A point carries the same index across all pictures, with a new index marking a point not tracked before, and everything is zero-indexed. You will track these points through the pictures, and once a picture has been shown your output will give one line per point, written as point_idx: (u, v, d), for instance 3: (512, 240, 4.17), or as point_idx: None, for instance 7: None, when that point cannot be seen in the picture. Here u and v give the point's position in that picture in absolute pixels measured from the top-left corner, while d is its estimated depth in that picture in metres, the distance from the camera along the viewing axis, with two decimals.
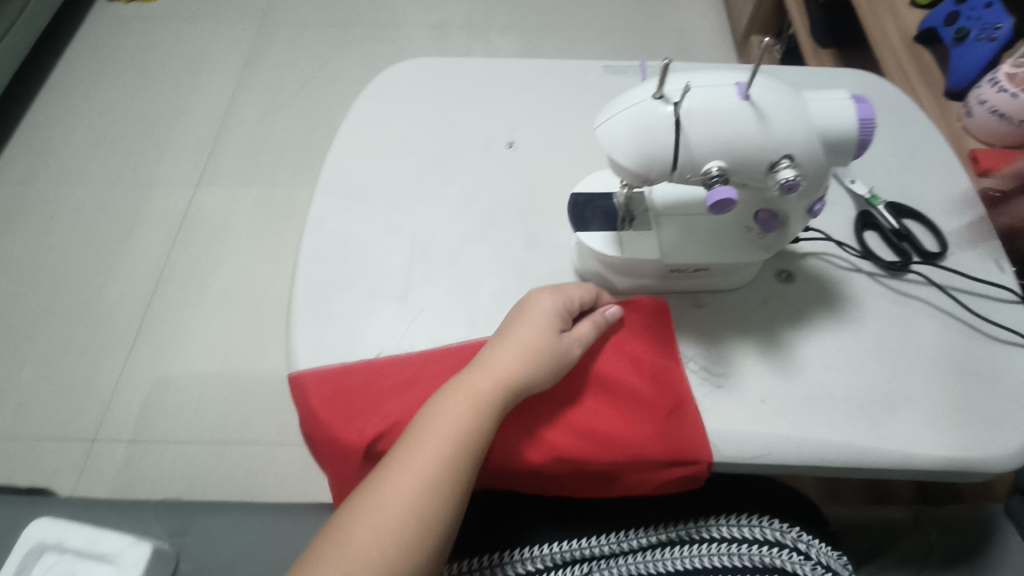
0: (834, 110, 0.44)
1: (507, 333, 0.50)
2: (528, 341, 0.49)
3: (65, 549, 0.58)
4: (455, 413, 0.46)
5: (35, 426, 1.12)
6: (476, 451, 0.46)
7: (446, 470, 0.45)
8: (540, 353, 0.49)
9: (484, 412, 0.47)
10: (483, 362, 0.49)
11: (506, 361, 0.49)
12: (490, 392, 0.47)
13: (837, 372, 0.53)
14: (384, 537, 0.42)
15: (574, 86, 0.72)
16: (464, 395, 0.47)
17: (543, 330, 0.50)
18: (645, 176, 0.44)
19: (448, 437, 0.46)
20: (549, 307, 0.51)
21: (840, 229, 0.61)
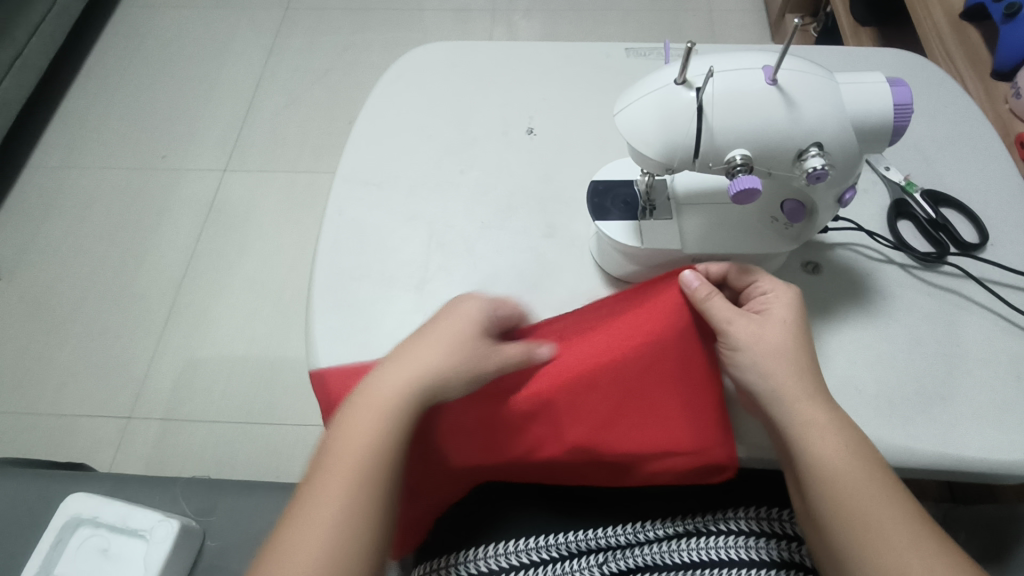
0: (868, 94, 0.41)
1: (411, 351, 0.48)
2: (432, 349, 0.47)
3: (100, 522, 0.61)
4: (368, 436, 0.45)
5: (74, 404, 1.17)
6: (382, 465, 0.44)
7: (362, 496, 0.43)
8: (444, 360, 0.47)
9: (388, 425, 0.45)
10: (389, 380, 0.47)
11: (412, 379, 0.46)
12: (400, 411, 0.45)
13: (864, 367, 0.51)
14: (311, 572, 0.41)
15: (596, 71, 0.70)
16: (366, 407, 0.46)
17: (446, 338, 0.48)
18: (666, 165, 0.43)
19: (360, 458, 0.44)
20: (460, 322, 0.48)
21: (872, 219, 0.59)
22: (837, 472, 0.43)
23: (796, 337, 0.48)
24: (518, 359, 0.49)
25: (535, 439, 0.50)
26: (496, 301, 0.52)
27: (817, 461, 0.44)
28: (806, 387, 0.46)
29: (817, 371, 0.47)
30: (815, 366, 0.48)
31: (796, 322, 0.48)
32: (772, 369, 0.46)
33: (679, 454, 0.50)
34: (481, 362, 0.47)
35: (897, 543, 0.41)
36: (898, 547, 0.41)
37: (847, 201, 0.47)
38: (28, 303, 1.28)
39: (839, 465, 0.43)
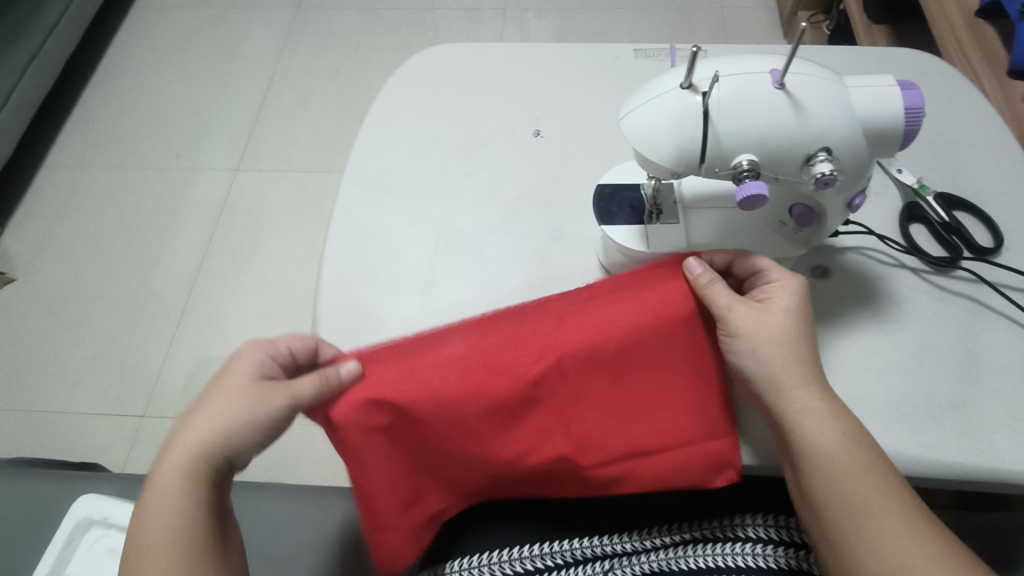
0: (878, 98, 0.41)
1: (195, 413, 0.46)
2: (221, 398, 0.45)
3: (110, 523, 0.63)
4: (175, 504, 0.43)
5: (88, 403, 1.18)
6: (198, 519, 0.44)
7: (186, 567, 0.42)
8: (233, 408, 0.45)
9: (193, 480, 0.44)
10: (176, 448, 0.45)
11: (195, 441, 0.44)
12: (196, 471, 0.44)
13: (874, 374, 0.50)
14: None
15: (605, 72, 0.69)
16: (172, 467, 0.44)
17: (236, 382, 0.46)
18: (672, 170, 0.43)
19: (175, 524, 0.43)
20: (240, 372, 0.47)
21: (884, 223, 0.58)
22: (834, 460, 0.43)
23: (798, 327, 0.47)
24: (320, 395, 0.45)
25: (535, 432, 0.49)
26: (290, 339, 0.49)
27: (814, 448, 0.44)
28: (803, 374, 0.45)
29: (817, 361, 0.47)
30: (815, 355, 0.47)
31: (800, 312, 0.47)
32: (770, 359, 0.46)
33: (682, 450, 0.49)
34: (271, 408, 0.45)
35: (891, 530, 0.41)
36: (891, 534, 0.41)
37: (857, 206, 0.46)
38: (44, 302, 1.30)
39: (834, 454, 0.43)
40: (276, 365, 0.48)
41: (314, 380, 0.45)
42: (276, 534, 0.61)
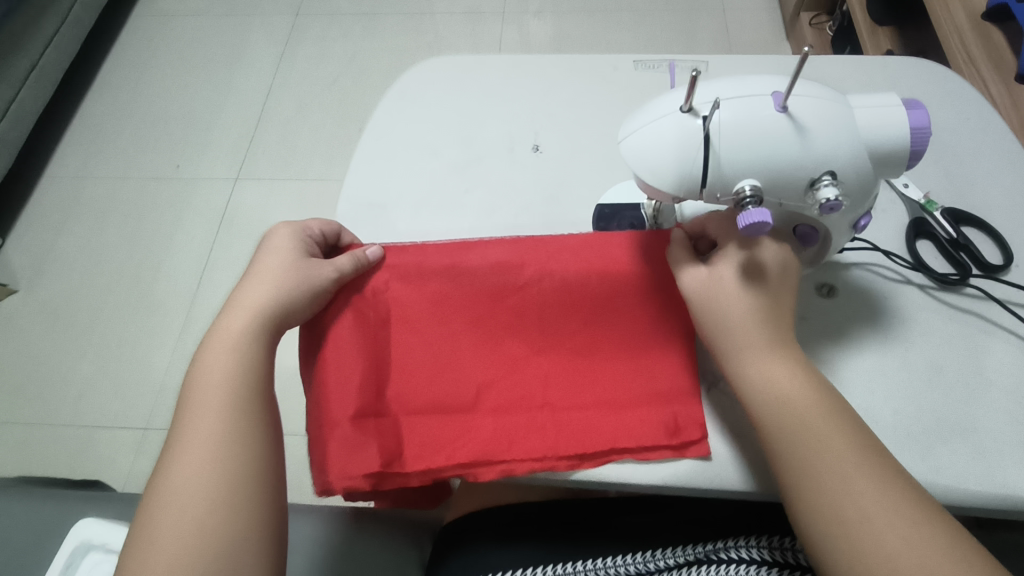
0: (883, 119, 0.40)
1: (247, 282, 0.53)
2: (271, 270, 0.53)
3: (111, 548, 0.62)
4: (219, 369, 0.49)
5: (91, 416, 1.18)
6: (242, 390, 0.48)
7: (224, 427, 0.47)
8: (281, 279, 0.52)
9: (242, 350, 0.50)
10: (233, 309, 0.52)
11: (251, 301, 0.51)
12: (244, 334, 0.50)
13: (881, 397, 0.49)
14: (190, 508, 0.44)
15: (605, 84, 0.68)
16: (225, 340, 0.50)
17: (281, 257, 0.54)
18: (672, 195, 0.42)
19: (219, 389, 0.48)
20: (284, 245, 0.55)
21: (890, 238, 0.57)
22: (795, 410, 0.42)
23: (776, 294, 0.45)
24: (356, 269, 0.55)
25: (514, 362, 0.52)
26: (316, 222, 0.58)
27: (773, 401, 0.43)
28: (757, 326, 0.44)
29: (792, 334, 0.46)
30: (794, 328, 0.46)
31: (782, 279, 0.46)
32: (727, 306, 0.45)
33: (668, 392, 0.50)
34: (312, 274, 0.53)
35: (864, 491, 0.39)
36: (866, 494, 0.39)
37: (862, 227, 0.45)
38: (46, 314, 1.30)
39: (795, 399, 0.42)
40: (309, 243, 0.56)
41: (350, 258, 0.55)
42: None
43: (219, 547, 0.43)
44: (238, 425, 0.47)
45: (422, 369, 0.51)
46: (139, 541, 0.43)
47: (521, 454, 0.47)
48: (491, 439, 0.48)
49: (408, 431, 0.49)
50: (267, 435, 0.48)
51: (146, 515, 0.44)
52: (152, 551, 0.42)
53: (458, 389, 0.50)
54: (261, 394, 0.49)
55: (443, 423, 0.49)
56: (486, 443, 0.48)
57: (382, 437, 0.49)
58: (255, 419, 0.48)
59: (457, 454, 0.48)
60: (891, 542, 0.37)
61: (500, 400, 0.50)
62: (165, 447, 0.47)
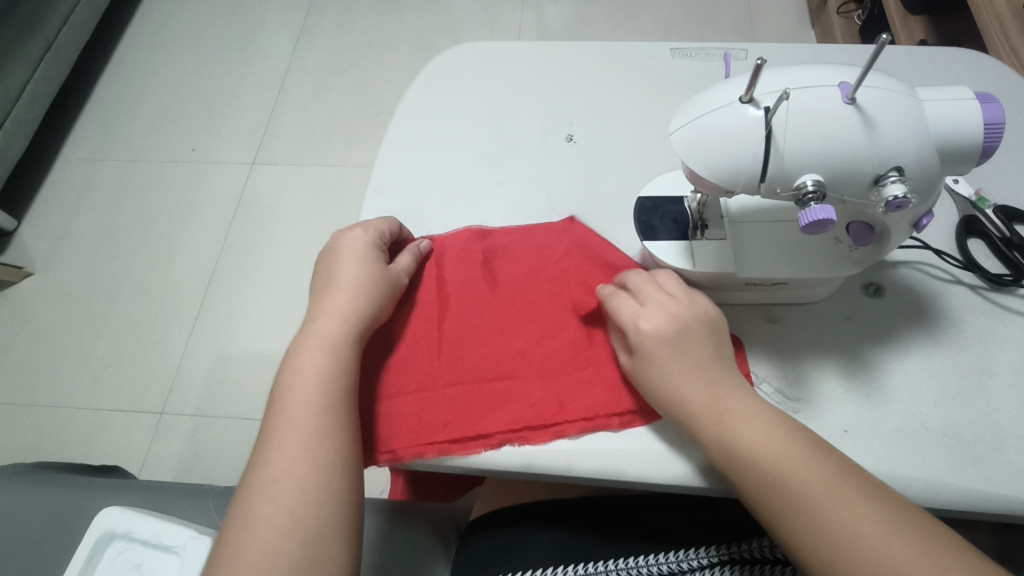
0: (955, 112, 0.38)
1: (330, 286, 0.53)
2: (357, 277, 0.52)
3: (134, 537, 0.61)
4: (311, 370, 0.48)
5: (108, 400, 1.18)
6: (336, 391, 0.47)
7: (317, 425, 0.46)
8: (369, 288, 0.52)
9: (335, 351, 0.49)
10: (320, 314, 0.51)
11: (341, 307, 0.51)
12: (337, 337, 0.49)
13: (931, 401, 0.48)
14: (283, 504, 0.43)
15: (641, 72, 0.66)
16: (316, 344, 0.49)
17: (364, 264, 0.53)
18: (728, 189, 0.40)
19: (311, 389, 0.47)
20: (356, 249, 0.54)
21: (941, 236, 0.55)
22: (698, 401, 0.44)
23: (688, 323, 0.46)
24: (414, 266, 0.55)
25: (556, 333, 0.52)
26: (378, 220, 0.57)
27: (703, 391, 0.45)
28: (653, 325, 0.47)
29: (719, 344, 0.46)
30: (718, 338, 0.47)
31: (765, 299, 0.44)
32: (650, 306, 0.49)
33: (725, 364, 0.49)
34: (388, 276, 0.53)
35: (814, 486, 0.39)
36: (819, 489, 0.38)
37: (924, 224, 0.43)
38: (62, 296, 1.29)
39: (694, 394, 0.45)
40: (376, 244, 0.55)
41: (410, 256, 0.55)
42: None
43: (311, 550, 0.42)
44: (329, 426, 0.46)
45: (461, 340, 0.52)
46: (234, 534, 0.43)
47: (571, 414, 0.49)
48: (539, 404, 0.49)
49: (453, 399, 0.49)
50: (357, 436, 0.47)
51: (241, 508, 0.44)
52: (246, 544, 0.42)
53: (498, 359, 0.51)
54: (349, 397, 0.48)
55: (489, 390, 0.50)
56: (534, 408, 0.49)
57: (430, 405, 0.49)
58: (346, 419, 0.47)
59: (504, 419, 0.48)
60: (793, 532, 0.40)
61: (542, 363, 0.51)
62: (259, 443, 0.47)
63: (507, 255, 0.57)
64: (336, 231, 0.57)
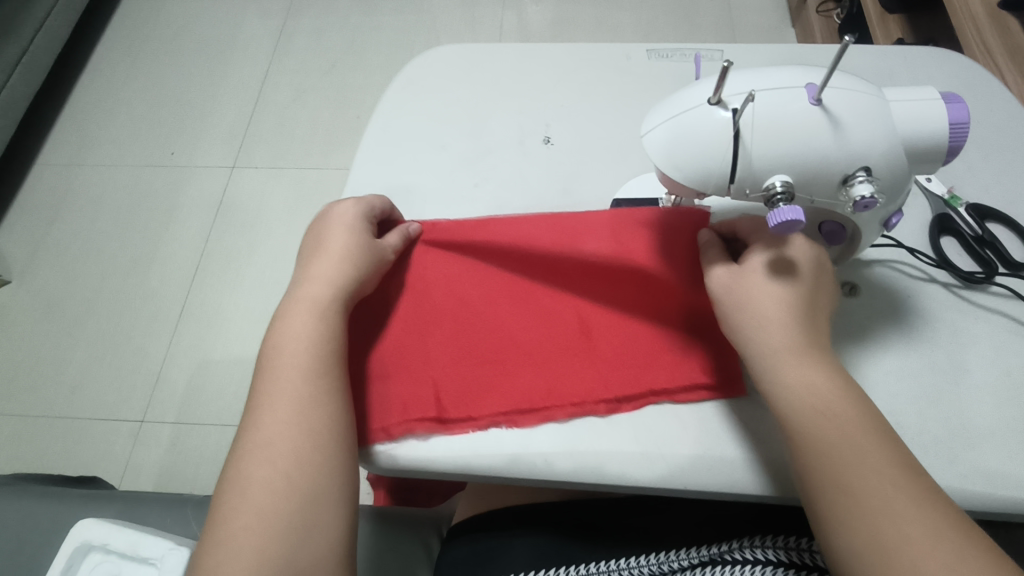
0: (921, 112, 0.38)
1: (319, 252, 0.52)
2: (345, 242, 0.51)
3: (110, 549, 0.60)
4: (301, 333, 0.47)
5: (87, 409, 1.16)
6: (327, 355, 0.47)
7: (309, 387, 0.45)
8: (357, 254, 0.51)
9: (324, 314, 0.48)
10: (309, 276, 0.50)
11: (328, 271, 0.50)
12: (326, 300, 0.49)
13: (904, 399, 0.48)
14: (278, 466, 0.43)
15: (617, 73, 0.66)
16: (305, 306, 0.48)
17: (353, 231, 0.52)
18: (698, 190, 0.40)
19: (302, 353, 0.46)
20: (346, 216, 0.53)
21: (914, 235, 0.56)
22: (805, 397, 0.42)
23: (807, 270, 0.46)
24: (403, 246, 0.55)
25: (546, 316, 0.52)
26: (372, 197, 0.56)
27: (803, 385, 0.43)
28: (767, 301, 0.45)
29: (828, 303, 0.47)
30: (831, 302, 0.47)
31: (814, 268, 0.46)
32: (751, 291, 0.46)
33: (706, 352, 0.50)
34: (377, 249, 0.52)
35: (858, 446, 0.40)
36: (882, 485, 0.39)
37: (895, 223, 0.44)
38: (39, 305, 1.27)
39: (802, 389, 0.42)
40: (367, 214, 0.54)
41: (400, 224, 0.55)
42: None
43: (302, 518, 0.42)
44: (321, 390, 0.45)
45: (457, 322, 0.52)
46: (229, 496, 0.43)
47: (563, 400, 0.49)
48: (531, 389, 0.49)
49: (447, 380, 0.50)
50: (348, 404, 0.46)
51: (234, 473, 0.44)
52: (243, 507, 0.42)
53: (495, 342, 0.51)
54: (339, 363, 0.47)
55: (485, 373, 0.50)
56: (527, 392, 0.49)
57: (424, 385, 0.49)
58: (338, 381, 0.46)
59: (498, 403, 0.49)
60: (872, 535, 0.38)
61: (537, 349, 0.51)
62: (250, 409, 0.46)
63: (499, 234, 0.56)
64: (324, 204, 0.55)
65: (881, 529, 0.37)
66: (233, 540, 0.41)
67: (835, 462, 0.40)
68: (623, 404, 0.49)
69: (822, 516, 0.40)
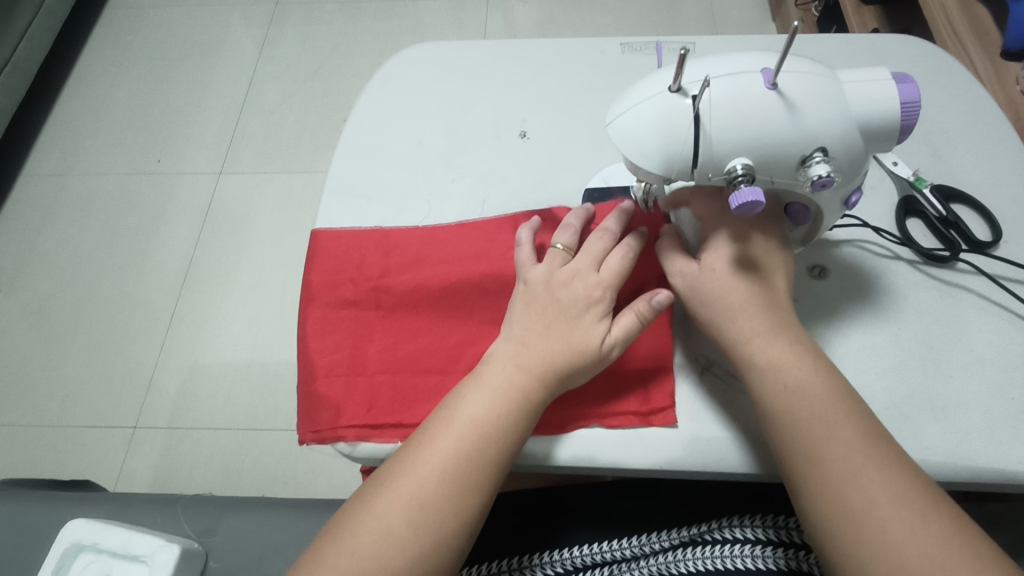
0: (873, 93, 0.39)
1: (547, 324, 0.48)
2: (572, 339, 0.47)
3: (101, 548, 0.61)
4: (477, 409, 0.46)
5: (78, 416, 1.16)
6: (497, 442, 0.45)
7: (492, 427, 0.45)
8: (581, 353, 0.47)
9: (511, 404, 0.46)
10: (512, 353, 0.48)
11: (538, 362, 0.47)
12: (523, 390, 0.46)
13: (874, 376, 0.49)
14: (428, 486, 0.44)
15: (592, 68, 0.67)
16: (495, 386, 0.46)
17: (589, 325, 0.48)
18: (664, 176, 0.41)
19: (471, 429, 0.45)
20: (549, 254, 0.52)
21: (881, 216, 0.57)
22: (779, 382, 0.43)
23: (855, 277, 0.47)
24: (636, 326, 0.48)
25: (489, 331, 0.54)
26: (631, 241, 0.51)
27: (770, 372, 0.44)
28: (739, 295, 0.46)
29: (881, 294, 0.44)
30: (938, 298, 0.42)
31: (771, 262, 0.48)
32: (712, 283, 0.47)
33: (652, 368, 0.51)
34: (596, 350, 0.47)
35: (830, 421, 0.42)
36: (846, 470, 0.40)
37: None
38: (29, 314, 1.27)
39: (775, 375, 0.44)
40: (529, 247, 0.53)
41: (617, 217, 0.53)
42: (266, 542, 0.63)
43: (407, 567, 0.42)
44: (474, 472, 0.44)
45: (400, 333, 0.54)
46: (353, 518, 0.44)
47: None
48: None
49: (381, 387, 0.52)
50: (491, 494, 0.45)
51: (366, 496, 0.45)
52: (359, 536, 0.43)
53: (433, 352, 0.53)
54: (506, 456, 0.45)
55: (422, 382, 0.52)
56: None
57: (358, 391, 0.52)
58: (527, 433, 0.46)
59: (427, 412, 0.51)
60: (845, 511, 0.39)
61: (472, 359, 0.53)
62: (402, 447, 0.47)
63: (450, 244, 0.58)
64: (316, 225, 0.61)
65: (849, 498, 0.39)
66: (346, 558, 0.42)
67: (810, 438, 0.42)
68: (583, 422, 0.50)
69: (795, 491, 0.42)
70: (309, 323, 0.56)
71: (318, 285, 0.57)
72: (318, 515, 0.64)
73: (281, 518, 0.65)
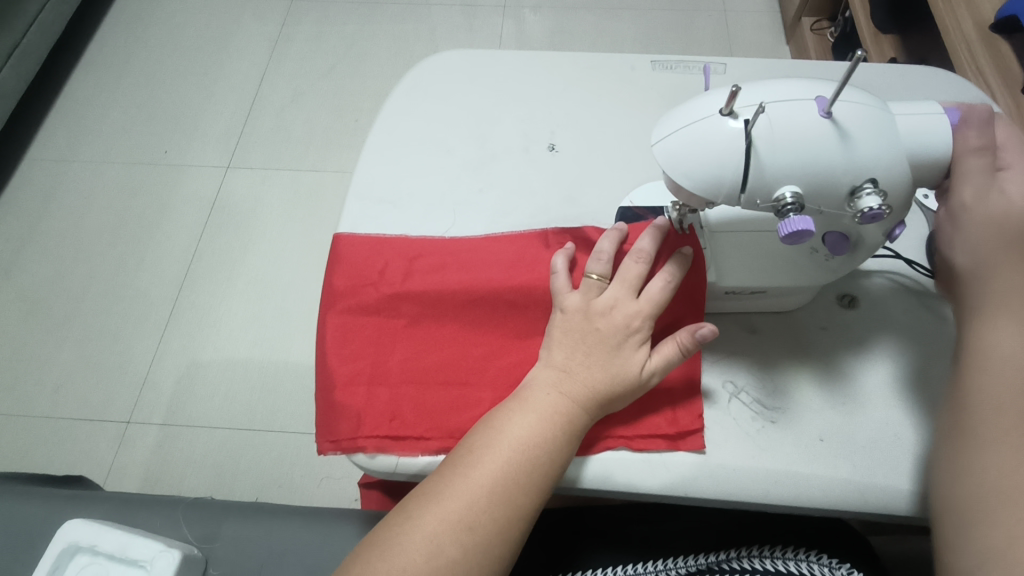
0: (922, 129, 0.40)
1: (588, 351, 0.47)
2: (611, 364, 0.47)
3: (98, 551, 0.59)
4: (525, 430, 0.45)
5: (71, 407, 1.14)
6: (541, 467, 0.44)
7: (538, 450, 0.44)
8: (619, 381, 0.46)
9: (555, 428, 0.45)
10: (553, 379, 0.47)
11: (579, 388, 0.46)
12: (566, 414, 0.46)
13: (903, 410, 0.49)
14: (476, 506, 0.43)
15: (622, 84, 0.67)
16: (539, 408, 0.46)
17: (628, 355, 0.47)
18: (709, 200, 0.41)
19: (520, 450, 0.44)
20: (584, 285, 0.50)
21: (912, 248, 0.57)
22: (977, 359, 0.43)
23: (958, 278, 0.46)
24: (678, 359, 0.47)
25: (518, 345, 0.53)
26: (672, 266, 0.49)
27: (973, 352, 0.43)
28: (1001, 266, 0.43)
29: (986, 293, 0.43)
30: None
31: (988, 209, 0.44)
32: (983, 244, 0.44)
33: (682, 389, 0.50)
34: (634, 379, 0.47)
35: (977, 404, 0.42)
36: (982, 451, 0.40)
37: (971, 117, 0.42)
38: (25, 302, 1.25)
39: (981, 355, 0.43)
40: (566, 275, 0.51)
41: (651, 237, 0.50)
42: (267, 550, 0.61)
43: None
44: (522, 496, 0.44)
45: (425, 343, 0.53)
46: (400, 529, 0.43)
47: None
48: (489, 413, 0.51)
49: (404, 398, 0.51)
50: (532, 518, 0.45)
51: (413, 508, 0.44)
52: (410, 549, 0.42)
53: (458, 365, 0.52)
54: (551, 481, 0.45)
55: (446, 395, 0.51)
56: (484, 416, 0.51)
57: (380, 401, 0.51)
58: (567, 459, 0.45)
59: (452, 426, 0.50)
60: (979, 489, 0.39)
61: (499, 373, 0.52)
62: (449, 459, 0.45)
63: (479, 255, 0.57)
64: (338, 230, 0.59)
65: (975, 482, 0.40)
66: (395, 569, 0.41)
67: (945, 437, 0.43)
68: (611, 443, 0.49)
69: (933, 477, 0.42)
70: (330, 330, 0.54)
71: (341, 291, 0.56)
72: (322, 524, 0.62)
73: (284, 526, 0.63)
